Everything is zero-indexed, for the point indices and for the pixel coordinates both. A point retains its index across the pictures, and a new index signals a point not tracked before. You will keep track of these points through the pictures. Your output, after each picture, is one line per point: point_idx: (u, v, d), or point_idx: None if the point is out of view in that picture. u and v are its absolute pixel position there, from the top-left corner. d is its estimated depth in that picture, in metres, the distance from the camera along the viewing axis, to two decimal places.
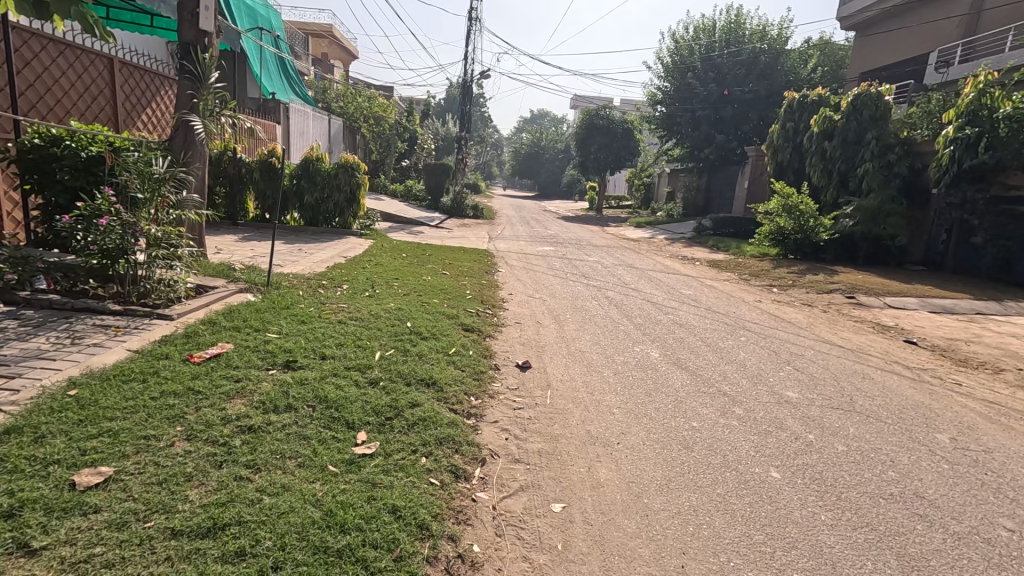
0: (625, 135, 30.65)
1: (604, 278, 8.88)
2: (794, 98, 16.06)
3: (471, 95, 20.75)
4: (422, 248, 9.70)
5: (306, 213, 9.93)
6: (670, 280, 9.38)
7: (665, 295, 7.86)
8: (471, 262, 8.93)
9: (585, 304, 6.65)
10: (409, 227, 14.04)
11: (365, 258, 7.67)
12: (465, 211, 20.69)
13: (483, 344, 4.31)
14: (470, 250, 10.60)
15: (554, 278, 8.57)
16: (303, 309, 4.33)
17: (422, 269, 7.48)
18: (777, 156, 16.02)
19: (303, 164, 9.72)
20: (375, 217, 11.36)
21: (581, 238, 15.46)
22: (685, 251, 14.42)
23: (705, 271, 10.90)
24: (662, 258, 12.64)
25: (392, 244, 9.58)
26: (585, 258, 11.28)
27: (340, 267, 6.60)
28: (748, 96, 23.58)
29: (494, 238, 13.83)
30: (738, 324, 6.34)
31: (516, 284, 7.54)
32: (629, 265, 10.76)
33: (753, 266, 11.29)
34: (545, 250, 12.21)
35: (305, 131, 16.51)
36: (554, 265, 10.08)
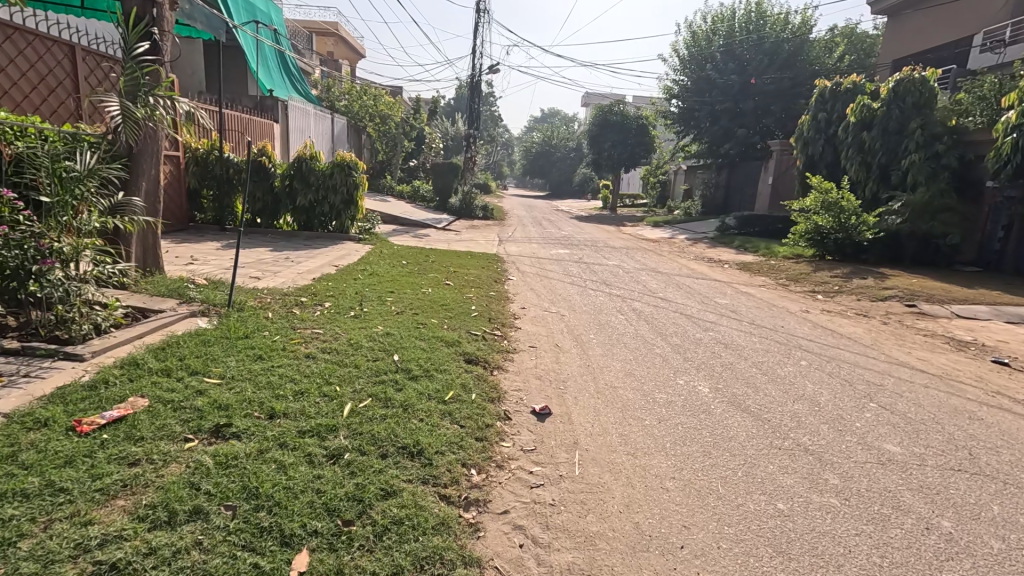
0: (639, 131, 29.56)
1: (628, 285, 7.94)
2: (825, 87, 14.96)
3: (479, 90, 19.90)
4: (426, 254, 8.86)
5: (299, 216, 9.14)
6: (700, 287, 8.41)
7: (698, 305, 6.91)
8: (480, 269, 8.07)
9: (610, 319, 5.74)
10: (414, 230, 13.19)
11: (360, 266, 6.85)
12: (475, 211, 19.81)
13: (489, 382, 3.42)
14: (479, 254, 9.73)
15: (571, 286, 7.64)
16: (266, 340, 3.47)
17: (423, 278, 6.62)
18: (808, 149, 14.94)
19: (296, 164, 8.94)
20: (376, 220, 10.54)
21: (597, 240, 14.52)
22: (710, 252, 13.39)
23: (737, 276, 9.90)
24: (686, 261, 11.65)
25: (393, 249, 8.75)
26: (604, 262, 10.36)
27: (328, 280, 5.75)
28: (771, 87, 22.42)
29: (504, 241, 12.92)
30: (792, 342, 5.37)
31: (529, 295, 6.65)
32: (652, 270, 9.80)
33: (790, 269, 10.27)
34: (560, 253, 11.30)
35: (307, 130, 15.78)
36: (571, 270, 9.16)
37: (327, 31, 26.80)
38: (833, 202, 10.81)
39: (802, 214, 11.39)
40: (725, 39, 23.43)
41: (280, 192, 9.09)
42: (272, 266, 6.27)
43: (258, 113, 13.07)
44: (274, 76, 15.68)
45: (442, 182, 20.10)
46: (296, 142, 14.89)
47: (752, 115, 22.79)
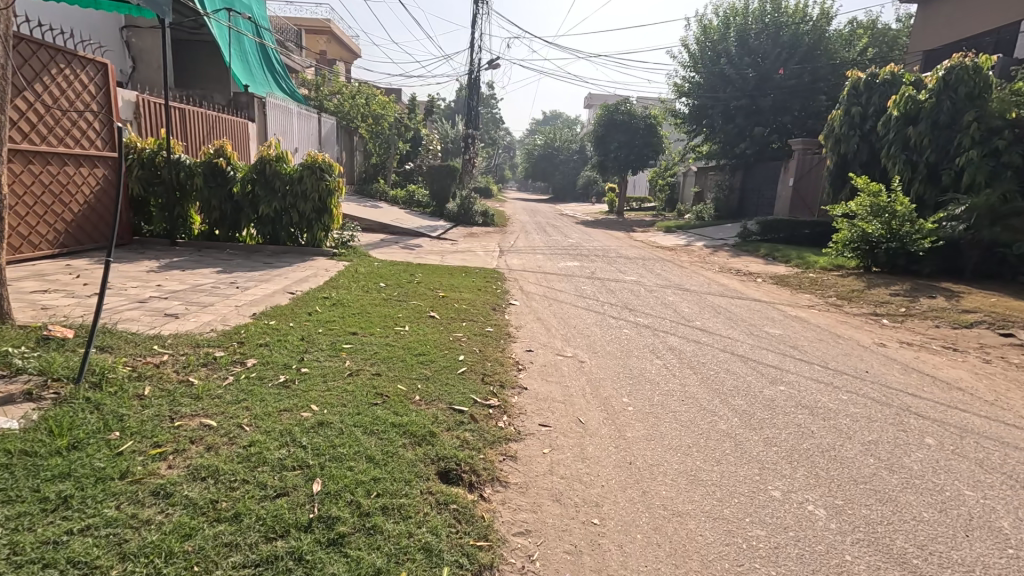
0: (647, 132, 28.16)
1: (655, 310, 6.55)
2: (859, 78, 13.60)
3: (478, 87, 18.53)
4: (412, 271, 7.48)
5: (265, 227, 7.78)
6: (739, 310, 7.00)
7: (747, 339, 5.51)
8: (474, 291, 6.69)
9: (643, 366, 4.35)
10: (405, 241, 11.83)
11: (322, 292, 5.48)
12: (474, 218, 18.42)
13: (475, 529, 2.02)
14: (476, 270, 8.35)
15: (587, 312, 6.23)
16: (106, 450, 2.09)
17: (401, 308, 5.26)
18: (839, 148, 13.52)
19: (259, 166, 7.57)
20: (357, 230, 9.15)
21: (608, 250, 13.12)
22: (735, 263, 11.99)
23: (776, 293, 8.50)
24: (712, 275, 10.26)
25: (373, 266, 7.37)
26: (621, 278, 8.98)
27: (271, 317, 4.38)
28: (789, 83, 20.97)
29: (505, 252, 11.55)
30: (895, 401, 3.97)
31: (537, 328, 5.26)
32: (678, 287, 8.41)
33: (837, 284, 8.86)
34: (569, 266, 9.93)
35: (289, 130, 14.43)
36: (584, 289, 7.77)
37: (318, 28, 25.51)
38: (883, 207, 9.39)
39: (845, 220, 9.97)
40: (739, 32, 22.09)
41: (241, 200, 7.73)
42: (206, 296, 4.89)
43: (231, 111, 11.74)
44: (251, 71, 14.50)
45: (440, 185, 18.72)
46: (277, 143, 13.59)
47: (769, 113, 21.38)
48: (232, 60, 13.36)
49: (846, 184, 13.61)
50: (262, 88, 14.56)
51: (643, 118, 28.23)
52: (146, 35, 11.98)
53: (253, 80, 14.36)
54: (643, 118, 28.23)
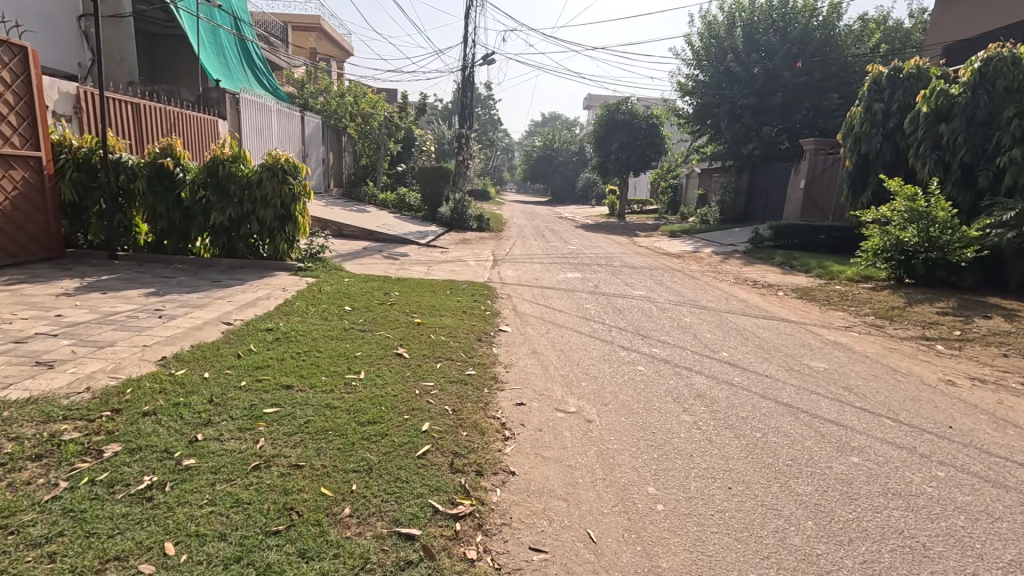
0: (649, 132, 27.22)
1: (672, 337, 5.54)
2: (880, 72, 12.62)
3: (472, 84, 17.53)
4: (388, 287, 6.46)
5: (219, 237, 6.75)
6: (769, 335, 6.01)
7: (790, 378, 4.50)
8: (458, 313, 5.67)
9: (670, 427, 3.32)
10: (390, 249, 10.79)
11: (266, 322, 4.45)
12: (469, 222, 17.40)
13: None
14: (463, 285, 7.34)
15: (592, 340, 5.23)
16: None
17: (363, 343, 4.24)
18: (860, 147, 12.54)
19: (211, 167, 6.56)
20: (329, 239, 8.10)
21: (612, 258, 12.15)
22: (751, 272, 11.03)
23: (804, 311, 7.49)
24: (728, 287, 9.29)
25: (342, 283, 6.35)
26: (629, 292, 8.01)
27: (184, 364, 3.35)
28: (800, 80, 19.99)
29: (499, 261, 10.55)
30: (1009, 479, 2.96)
31: (532, 368, 4.22)
32: (694, 304, 7.44)
33: (871, 300, 7.86)
34: (570, 278, 8.97)
35: (267, 129, 13.41)
36: (588, 307, 6.78)
37: (307, 24, 24.49)
38: (922, 212, 8.38)
39: (876, 226, 8.98)
40: (745, 28, 21.12)
41: (192, 206, 6.72)
42: (114, 332, 3.87)
43: (200, 108, 10.74)
44: (224, 64, 13.55)
45: (432, 188, 17.73)
46: (253, 143, 12.61)
47: (778, 111, 20.40)
48: (201, 50, 12.40)
49: (867, 187, 12.64)
50: (238, 84, 13.57)
51: (645, 118, 27.28)
52: (108, 24, 11.05)
53: (226, 73, 13.39)
54: (645, 117, 27.28)
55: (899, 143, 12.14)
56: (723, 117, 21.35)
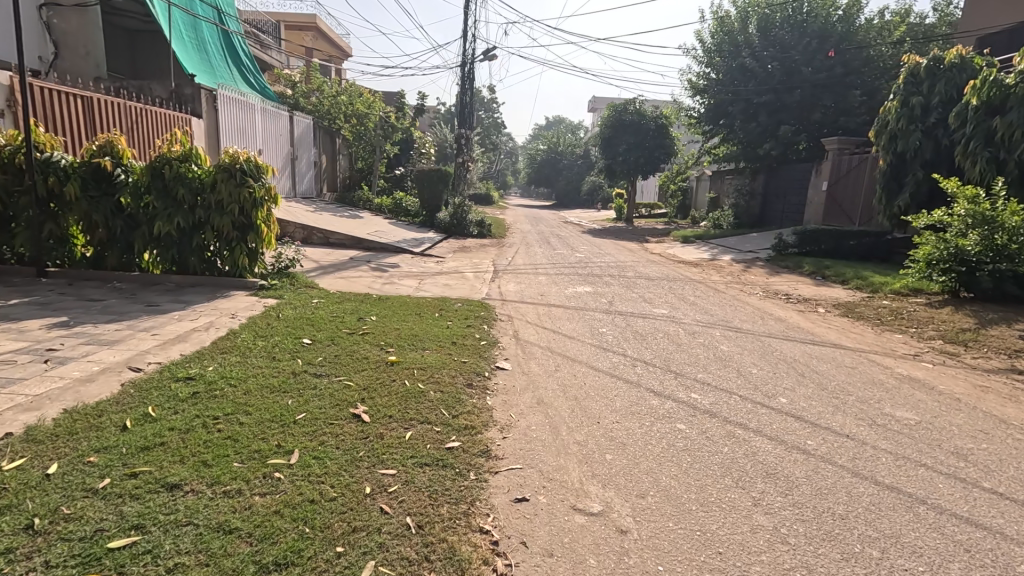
0: (657, 132, 26.15)
1: (711, 375, 4.46)
2: (919, 63, 11.53)
3: (472, 82, 16.53)
4: (365, 310, 5.41)
5: (167, 250, 5.69)
6: (826, 367, 4.92)
7: (877, 438, 3.40)
8: (447, 343, 4.62)
9: (743, 542, 2.24)
10: (380, 260, 9.75)
11: (189, 367, 3.41)
12: (469, 228, 16.38)
13: None
14: (456, 304, 6.28)
15: (613, 380, 4.15)
16: None
17: (311, 399, 3.17)
18: (896, 145, 11.50)
19: (156, 168, 5.54)
20: (302, 251, 7.03)
21: (624, 268, 11.08)
22: (780, 284, 9.93)
23: (855, 335, 6.40)
24: (758, 303, 8.21)
25: (312, 305, 5.31)
26: (648, 311, 6.93)
27: (26, 451, 2.29)
28: (819, 75, 18.87)
29: (500, 272, 9.51)
30: None
31: (538, 431, 3.15)
32: (726, 326, 6.37)
33: (932, 321, 6.74)
34: (580, 293, 7.91)
35: (251, 128, 12.42)
36: (605, 331, 5.71)
37: (303, 23, 23.65)
38: (987, 217, 7.30)
39: (930, 233, 7.88)
40: (761, 22, 20.02)
41: (136, 214, 5.68)
42: None
43: (171, 104, 9.76)
44: (202, 60, 12.60)
45: (430, 193, 16.73)
46: (233, 144, 11.63)
47: (796, 109, 19.28)
48: (173, 38, 11.31)
49: (904, 188, 11.53)
50: (213, 79, 12.47)
51: (654, 118, 26.22)
52: (70, 14, 10.02)
53: (205, 69, 12.45)
54: (653, 118, 26.23)
55: (941, 140, 11.06)
56: (738, 116, 20.26)
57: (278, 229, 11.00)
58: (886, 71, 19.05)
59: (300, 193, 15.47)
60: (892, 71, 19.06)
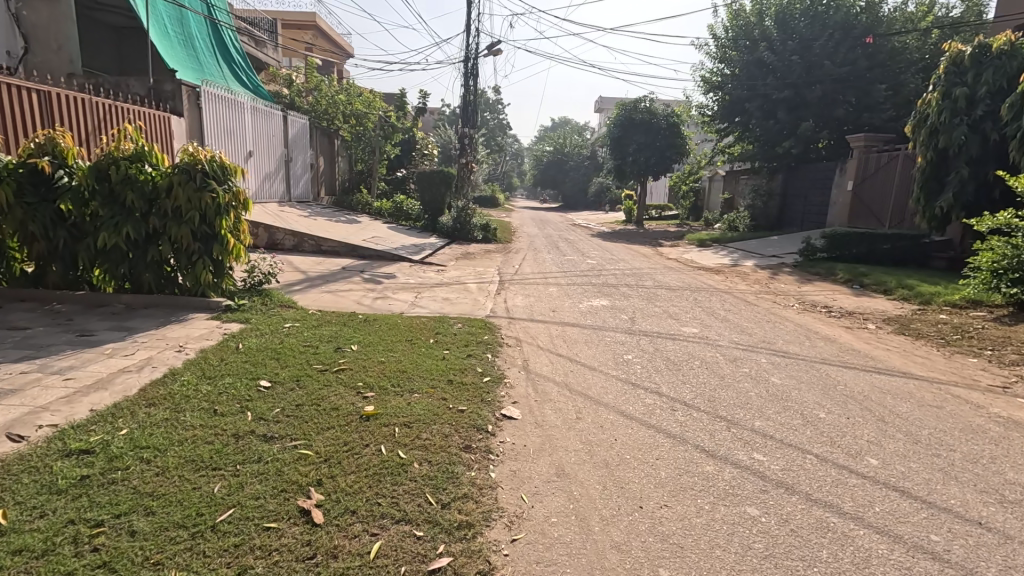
0: (668, 131, 25.20)
1: (771, 422, 3.57)
2: (963, 50, 10.55)
3: (475, 79, 15.68)
4: (348, 337, 4.53)
5: (117, 266, 4.84)
6: (909, 409, 3.98)
7: (1023, 528, 2.49)
8: (442, 382, 3.75)
9: None
10: (376, 270, 8.93)
11: (90, 433, 2.55)
12: (473, 233, 15.51)
13: None
14: (456, 325, 5.41)
15: (652, 435, 3.25)
16: None
17: (246, 481, 2.32)
18: (938, 141, 10.54)
19: (103, 169, 4.71)
20: (279, 265, 6.15)
21: (642, 276, 10.19)
22: (814, 294, 9.01)
23: (918, 359, 5.47)
24: (796, 318, 7.30)
25: (285, 332, 4.47)
26: (676, 330, 6.04)
27: None
28: (842, 69, 17.78)
29: (506, 283, 8.64)
30: None
31: (559, 530, 2.28)
32: (770, 350, 5.46)
33: (1009, 342, 5.78)
34: (596, 307, 7.02)
35: (239, 128, 11.64)
36: (631, 359, 4.82)
37: (302, 22, 22.99)
38: None
39: (996, 238, 6.96)
40: (779, 14, 19.04)
41: (81, 224, 4.84)
42: None
43: (147, 101, 8.98)
44: (188, 59, 11.93)
45: (431, 195, 15.87)
46: (220, 144, 10.86)
47: (817, 105, 18.29)
48: (149, 28, 10.43)
49: (947, 187, 10.57)
50: (194, 74, 11.58)
51: (665, 116, 25.29)
52: (40, 5, 9.26)
53: (191, 68, 11.77)
54: (664, 116, 25.30)
55: (990, 134, 10.07)
56: (755, 113, 19.31)
57: (268, 236, 10.21)
58: (913, 63, 17.93)
59: (296, 196, 14.70)
60: (920, 64, 17.97)
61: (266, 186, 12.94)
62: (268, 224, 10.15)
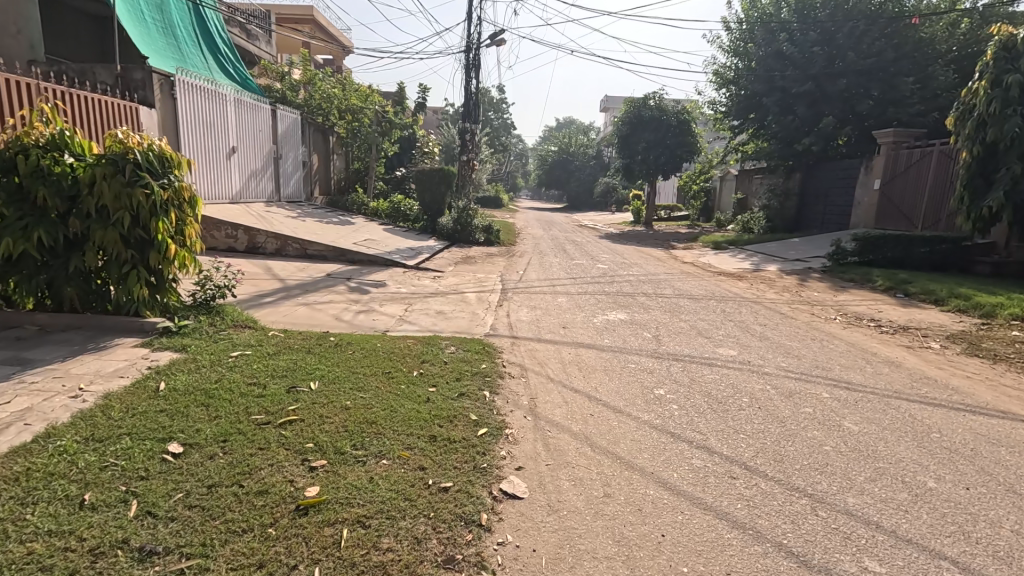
0: (679, 129, 24.18)
1: (869, 499, 2.63)
2: (1014, 35, 9.56)
3: (477, 72, 14.76)
4: (310, 370, 3.59)
5: (31, 278, 3.91)
6: None
7: None
8: (422, 439, 2.82)
9: None
10: (365, 278, 8.01)
11: None
12: (475, 235, 14.53)
13: None
14: (449, 350, 4.47)
15: (714, 528, 2.30)
16: None
17: None
18: (986, 134, 9.55)
19: (10, 161, 3.80)
20: (239, 275, 5.20)
21: (659, 283, 9.23)
22: (856, 305, 8.05)
23: (1009, 390, 4.49)
24: (843, 334, 6.34)
25: (231, 363, 3.55)
26: (710, 353, 5.09)
27: None
28: (867, 61, 16.72)
29: (510, 292, 7.72)
30: None
31: None
32: (829, 380, 4.50)
33: None
34: (613, 323, 6.08)
35: (220, 122, 10.74)
36: (664, 396, 3.87)
37: (299, 15, 22.17)
38: None
39: None
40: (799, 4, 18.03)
41: None
42: None
43: (113, 90, 8.11)
44: (168, 49, 11.10)
45: (430, 195, 14.92)
46: (197, 139, 9.98)
47: (839, 99, 17.27)
48: (118, 11, 9.56)
49: (997, 185, 9.56)
50: (168, 63, 10.71)
51: (675, 113, 24.28)
52: None
53: (168, 57, 10.92)
54: (675, 113, 24.29)
55: None
56: (773, 108, 18.33)
57: (248, 239, 9.30)
58: (942, 54, 16.88)
59: (287, 196, 13.81)
60: (949, 55, 16.92)
61: (253, 185, 12.08)
62: (249, 226, 9.26)
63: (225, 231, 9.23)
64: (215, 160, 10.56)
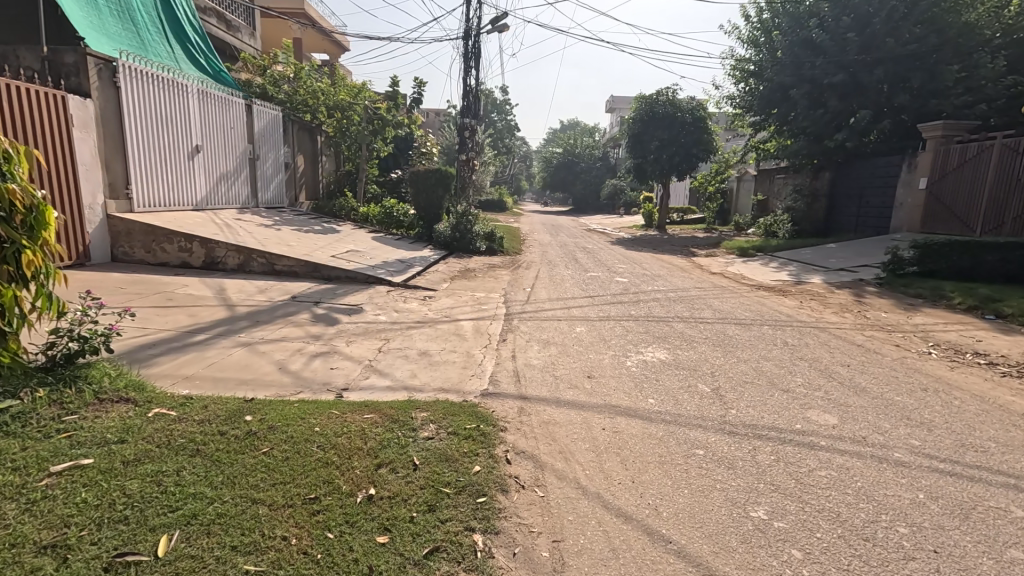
0: (696, 127, 22.60)
1: None
2: None
3: (476, 62, 13.26)
4: (179, 501, 2.10)
5: None
6: None
7: None
8: None
9: None
10: (336, 301, 6.53)
11: None
12: (476, 242, 13.05)
13: None
14: (426, 432, 2.96)
15: None
16: None
17: None
18: None
19: None
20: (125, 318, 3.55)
21: (693, 302, 7.71)
22: (943, 331, 6.51)
23: None
24: (953, 377, 4.83)
25: (42, 492, 2.07)
26: (804, 422, 3.57)
27: None
28: (907, 47, 15.07)
29: (515, 318, 6.22)
30: None
31: None
32: (997, 475, 2.96)
33: None
34: (654, 367, 4.57)
35: (179, 116, 9.30)
36: (769, 529, 2.35)
37: (288, 9, 20.78)
38: None
39: None
40: None
41: None
42: None
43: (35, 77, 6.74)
44: (125, 34, 9.69)
45: (426, 198, 13.41)
46: (150, 136, 8.56)
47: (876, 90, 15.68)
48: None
49: None
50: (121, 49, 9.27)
51: (692, 109, 22.68)
52: None
53: (122, 43, 9.48)
54: (692, 109, 22.68)
55: None
56: (801, 101, 16.75)
57: (205, 252, 7.85)
58: (990, 39, 15.27)
59: (266, 201, 12.41)
60: (998, 40, 15.30)
61: (223, 189, 10.69)
62: (205, 238, 7.81)
63: (178, 243, 7.80)
64: (174, 162, 9.15)
